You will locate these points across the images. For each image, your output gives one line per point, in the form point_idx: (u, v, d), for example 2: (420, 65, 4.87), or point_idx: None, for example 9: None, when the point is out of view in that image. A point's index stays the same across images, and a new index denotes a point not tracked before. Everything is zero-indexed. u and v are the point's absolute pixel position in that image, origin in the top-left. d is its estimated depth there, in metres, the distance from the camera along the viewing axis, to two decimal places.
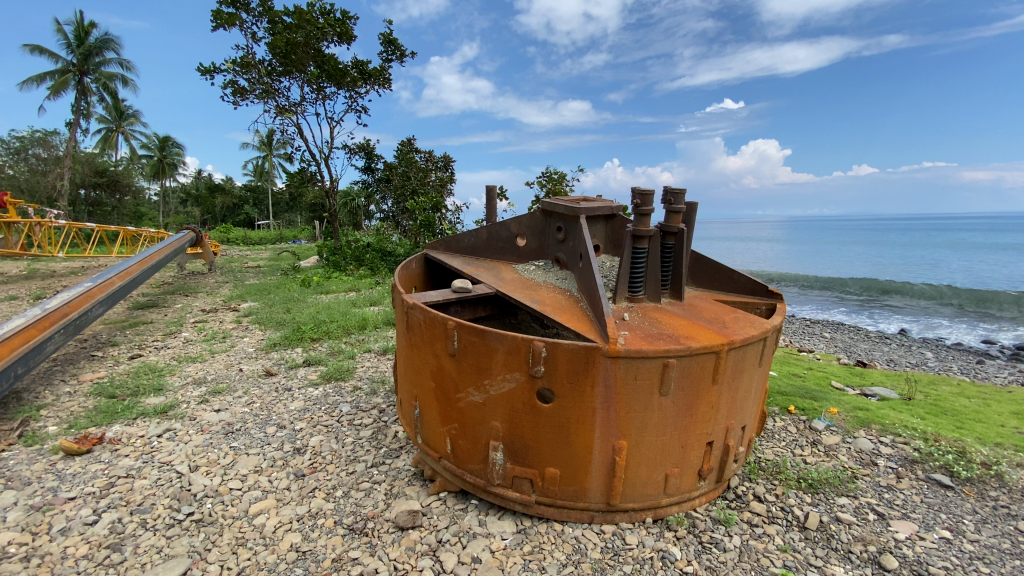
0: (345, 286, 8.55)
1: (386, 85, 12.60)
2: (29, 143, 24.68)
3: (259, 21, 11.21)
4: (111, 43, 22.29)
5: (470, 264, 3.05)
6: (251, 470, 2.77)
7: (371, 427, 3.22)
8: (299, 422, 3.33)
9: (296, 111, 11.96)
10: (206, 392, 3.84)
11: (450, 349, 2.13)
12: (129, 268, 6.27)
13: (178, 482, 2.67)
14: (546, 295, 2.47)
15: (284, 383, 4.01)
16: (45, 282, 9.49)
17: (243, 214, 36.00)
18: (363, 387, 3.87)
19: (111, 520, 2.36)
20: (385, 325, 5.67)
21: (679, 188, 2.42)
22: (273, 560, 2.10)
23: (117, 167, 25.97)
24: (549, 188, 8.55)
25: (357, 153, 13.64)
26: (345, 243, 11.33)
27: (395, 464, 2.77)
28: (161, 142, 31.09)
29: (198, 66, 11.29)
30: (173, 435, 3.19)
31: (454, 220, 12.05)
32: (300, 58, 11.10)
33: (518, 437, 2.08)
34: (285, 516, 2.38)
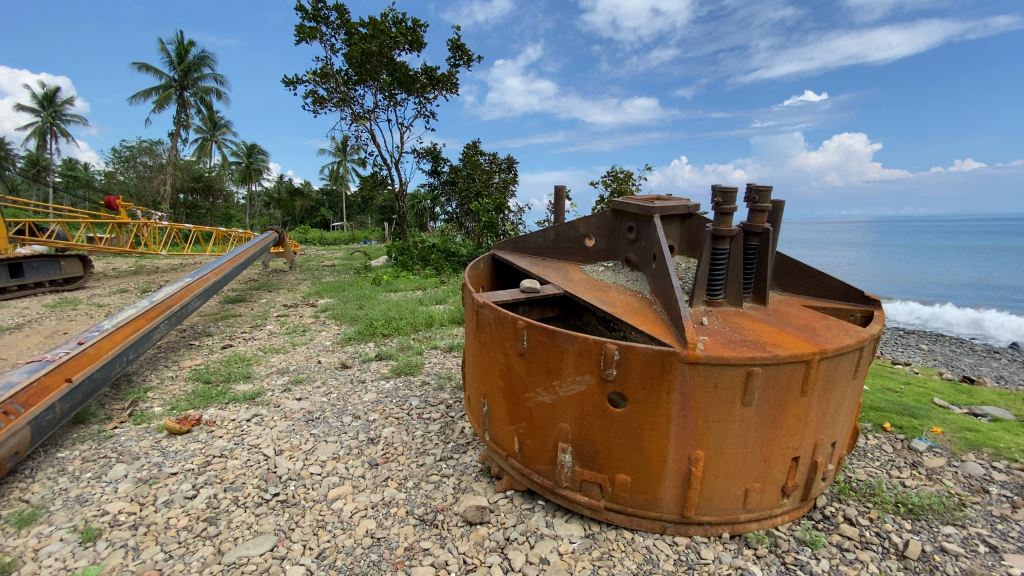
0: (412, 285, 8.84)
1: (453, 90, 12.93)
2: (139, 152, 27.69)
3: (337, 32, 11.84)
4: (207, 59, 24.47)
5: (537, 265, 3.04)
6: (330, 457, 2.93)
7: (439, 421, 3.30)
8: (372, 413, 3.48)
9: (369, 118, 12.55)
10: (288, 381, 4.11)
11: (519, 348, 2.14)
12: (222, 266, 6.83)
13: (264, 465, 2.86)
14: (617, 296, 2.42)
15: (358, 375, 4.21)
16: (151, 277, 10.57)
17: (320, 216, 38.33)
18: (430, 382, 3.99)
19: (207, 496, 2.58)
20: (451, 322, 5.80)
21: (765, 185, 2.28)
22: (349, 544, 2.20)
23: (211, 173, 28.48)
24: (614, 188, 8.40)
25: (425, 156, 14.09)
26: (412, 243, 11.75)
27: (462, 459, 2.82)
28: (248, 150, 33.77)
29: (284, 78, 12.15)
30: (260, 420, 3.44)
31: (517, 220, 12.17)
32: (374, 66, 11.63)
33: (588, 441, 2.05)
34: (361, 502, 2.49)
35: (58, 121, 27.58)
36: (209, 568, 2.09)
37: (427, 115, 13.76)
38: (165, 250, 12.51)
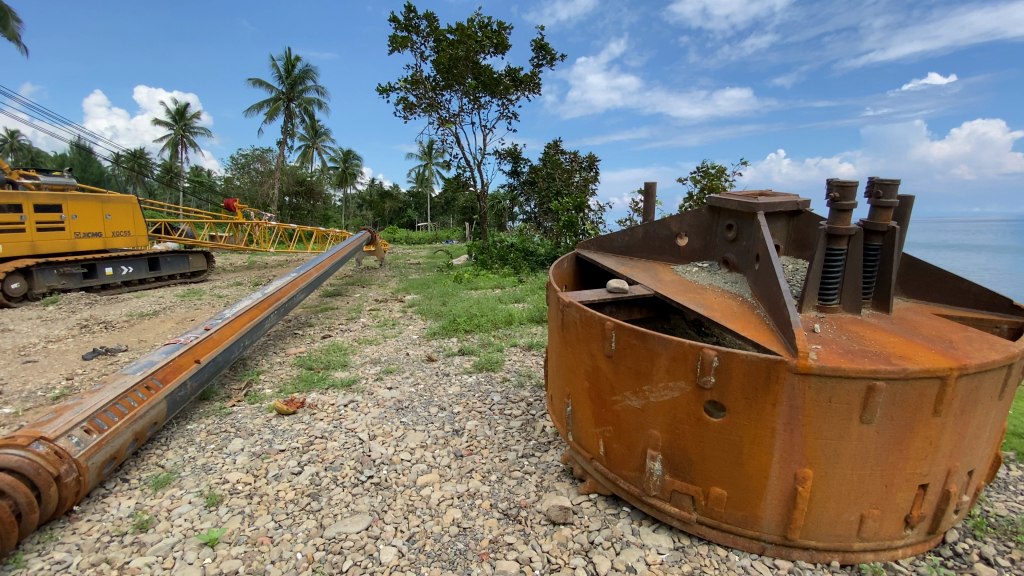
0: (491, 283, 9.03)
1: (536, 90, 13.02)
2: (252, 159, 30.84)
3: (426, 40, 12.37)
4: (310, 73, 26.65)
5: (624, 264, 2.97)
6: (418, 445, 3.06)
7: (520, 418, 3.33)
8: (456, 405, 3.58)
9: (455, 121, 13.00)
10: (380, 371, 4.37)
11: (607, 350, 2.08)
12: (323, 262, 7.43)
13: (359, 448, 3.06)
14: (714, 298, 2.30)
15: (443, 368, 4.37)
16: (262, 273, 11.70)
17: (406, 217, 40.33)
18: (511, 378, 4.04)
19: (310, 473, 2.81)
20: (530, 320, 5.83)
21: (891, 179, 2.06)
22: (437, 531, 2.28)
23: (312, 177, 30.99)
24: (705, 184, 7.98)
25: (506, 157, 14.32)
26: (492, 243, 12.00)
27: (544, 458, 2.83)
28: (344, 155, 36.33)
29: (379, 87, 12.94)
30: (356, 405, 3.69)
31: (597, 219, 11.99)
32: (460, 71, 12.02)
33: (680, 450, 1.95)
34: (448, 491, 2.58)
35: (189, 134, 31.45)
36: (312, 540, 2.27)
37: (509, 117, 13.99)
38: (273, 247, 13.80)
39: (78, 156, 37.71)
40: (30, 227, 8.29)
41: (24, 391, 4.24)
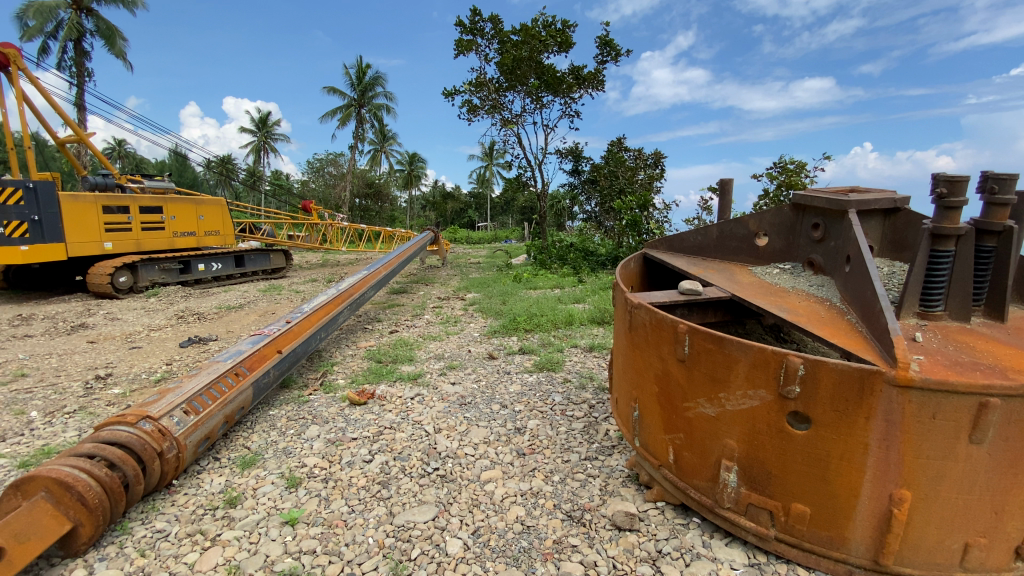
0: (551, 283, 9.00)
1: (599, 87, 12.84)
2: (326, 163, 32.69)
3: (491, 43, 12.55)
4: (379, 79, 27.84)
5: (697, 264, 2.87)
6: (482, 441, 3.11)
7: (583, 420, 3.29)
8: (518, 404, 3.61)
9: (517, 122, 13.09)
10: (444, 366, 4.49)
11: (679, 354, 2.00)
12: (390, 261, 7.75)
13: (425, 440, 3.15)
14: (798, 302, 2.16)
15: (504, 366, 4.42)
16: (333, 270, 12.37)
17: (466, 217, 41.12)
18: (572, 379, 4.01)
19: (380, 461, 2.93)
20: (591, 321, 5.77)
21: (1010, 172, 1.85)
22: (501, 527, 2.31)
23: (379, 179, 32.36)
24: (782, 181, 7.51)
25: (567, 156, 14.23)
26: (552, 243, 11.97)
27: (608, 461, 2.78)
28: (410, 158, 37.65)
29: (445, 91, 13.30)
30: (421, 398, 3.81)
31: (661, 218, 11.64)
32: (523, 72, 12.08)
33: (758, 462, 1.85)
34: (511, 488, 2.60)
35: (270, 140, 33.84)
36: (383, 527, 2.36)
37: (571, 116, 13.89)
38: (344, 246, 14.55)
39: (176, 163, 41.67)
40: (137, 227, 9.25)
41: (131, 374, 4.75)
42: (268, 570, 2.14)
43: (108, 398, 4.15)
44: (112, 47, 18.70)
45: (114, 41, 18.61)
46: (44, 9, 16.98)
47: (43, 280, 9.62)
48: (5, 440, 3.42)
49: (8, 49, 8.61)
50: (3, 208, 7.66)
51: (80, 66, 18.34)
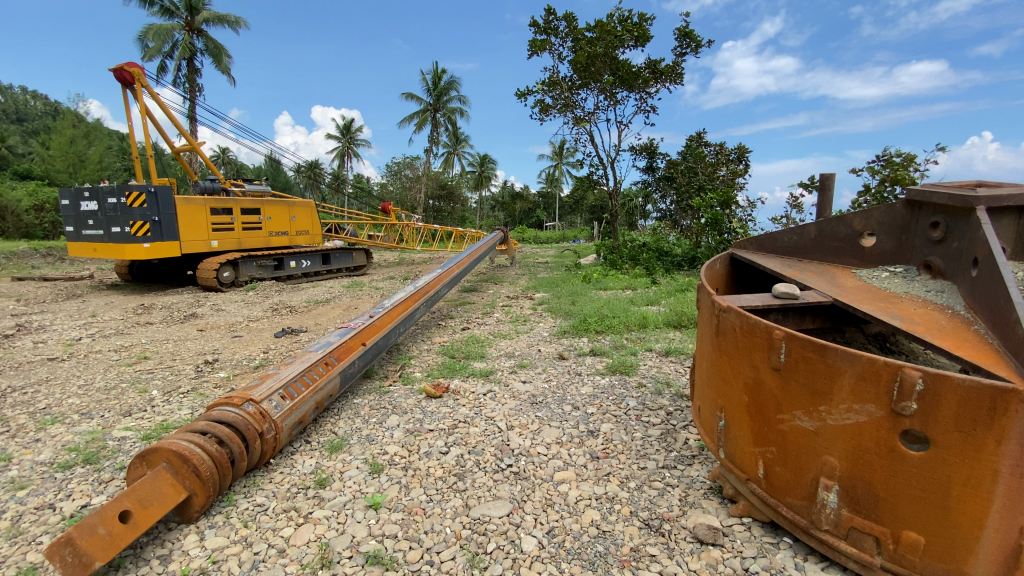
0: (622, 284, 8.80)
1: (677, 81, 12.37)
2: (402, 167, 34.19)
3: (565, 41, 12.49)
4: (454, 82, 28.64)
5: (792, 266, 2.67)
6: (554, 441, 3.10)
7: (659, 427, 3.18)
8: (590, 406, 3.56)
9: (590, 119, 12.93)
10: (515, 365, 4.52)
11: (775, 362, 1.87)
12: (462, 260, 7.96)
13: (498, 436, 3.20)
14: (913, 309, 1.95)
15: (575, 367, 4.37)
16: (408, 268, 12.88)
17: (535, 217, 41.27)
18: (647, 384, 3.89)
19: (456, 454, 3.01)
20: (666, 324, 5.57)
21: None
22: (576, 529, 2.29)
23: (452, 181, 33.30)
24: (886, 175, 6.82)
25: (642, 153, 13.84)
26: (623, 243, 11.68)
27: (688, 471, 2.67)
28: (481, 160, 38.42)
29: (518, 91, 13.42)
30: (493, 395, 3.87)
31: (744, 216, 10.99)
32: (597, 68, 11.90)
33: (863, 483, 1.69)
34: (585, 491, 2.56)
35: (353, 145, 35.90)
36: (459, 518, 2.42)
37: (646, 111, 13.49)
38: (418, 245, 15.11)
39: (271, 168, 45.40)
40: (239, 226, 10.18)
41: (233, 360, 5.23)
42: (354, 550, 2.26)
43: (215, 381, 4.60)
44: (219, 64, 20.72)
45: (220, 59, 20.59)
46: (163, 32, 19.08)
47: (161, 274, 10.84)
48: (132, 414, 3.89)
49: (134, 69, 9.79)
50: (131, 210, 8.70)
51: (192, 82, 20.51)
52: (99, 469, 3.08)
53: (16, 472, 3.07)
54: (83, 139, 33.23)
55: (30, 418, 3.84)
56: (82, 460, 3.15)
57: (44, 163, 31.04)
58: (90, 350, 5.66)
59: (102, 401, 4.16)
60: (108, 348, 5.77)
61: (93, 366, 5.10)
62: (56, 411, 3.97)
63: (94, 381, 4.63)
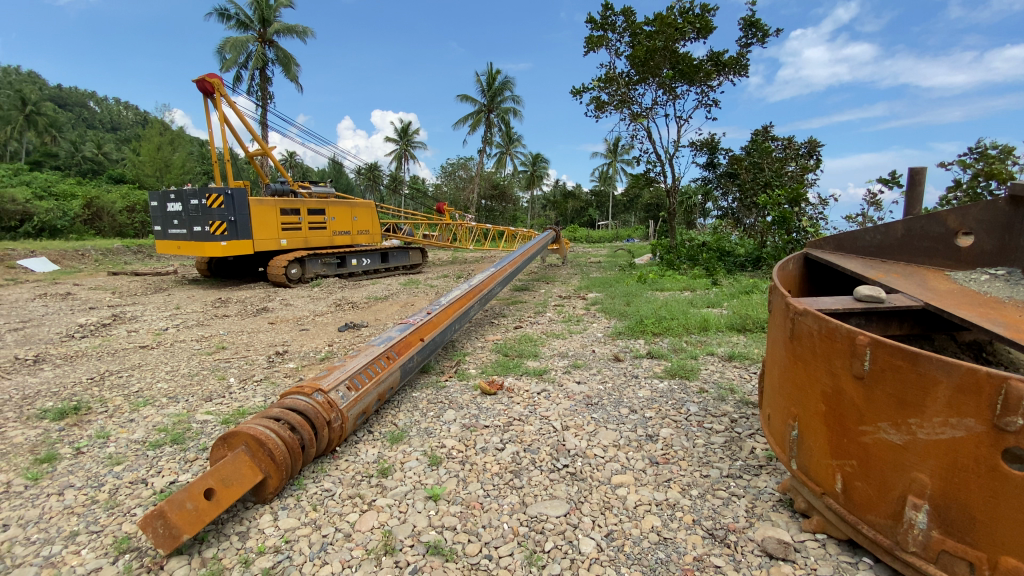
0: (680, 285, 8.52)
1: (742, 73, 11.84)
2: (457, 168, 34.82)
3: (622, 36, 12.27)
4: (509, 83, 28.85)
5: (875, 267, 2.50)
6: (611, 443, 3.05)
7: (723, 435, 3.06)
8: (648, 410, 3.47)
9: (647, 115, 12.63)
10: (569, 365, 4.50)
11: (857, 370, 1.75)
12: (514, 259, 8.01)
13: (554, 436, 3.19)
14: (1018, 316, 1.77)
15: (632, 369, 4.29)
16: (462, 267, 13.09)
17: (588, 215, 40.81)
18: (709, 390, 3.75)
19: (512, 451, 3.04)
20: (729, 327, 5.34)
21: None
22: (636, 534, 2.24)
23: (504, 180, 33.55)
24: (980, 169, 6.22)
25: (702, 149, 13.36)
26: (681, 243, 11.32)
27: (754, 482, 2.55)
28: (534, 159, 38.45)
29: (574, 89, 13.32)
30: (548, 394, 3.87)
31: (815, 215, 10.34)
32: (656, 63, 11.59)
33: (958, 504, 1.55)
34: (645, 496, 2.51)
35: (409, 147, 36.97)
36: (517, 515, 2.44)
37: (707, 106, 13.01)
38: (471, 245, 15.32)
39: (333, 171, 47.61)
40: (305, 226, 10.74)
41: (301, 352, 5.53)
42: (415, 539, 2.33)
43: (285, 371, 4.89)
44: (288, 73, 21.96)
45: (289, 67, 21.78)
46: (238, 44, 20.42)
47: (235, 270, 11.63)
48: (212, 400, 4.20)
49: (214, 79, 10.56)
50: (211, 211, 9.34)
51: (264, 90, 21.85)
52: (185, 449, 3.35)
53: (114, 448, 3.39)
54: (168, 146, 36.15)
55: (126, 400, 4.23)
56: (170, 440, 3.43)
57: (135, 168, 34.06)
58: (176, 339, 6.17)
59: (186, 387, 4.52)
60: (191, 337, 6.25)
61: (178, 353, 5.54)
62: (148, 394, 4.35)
63: (179, 368, 5.05)
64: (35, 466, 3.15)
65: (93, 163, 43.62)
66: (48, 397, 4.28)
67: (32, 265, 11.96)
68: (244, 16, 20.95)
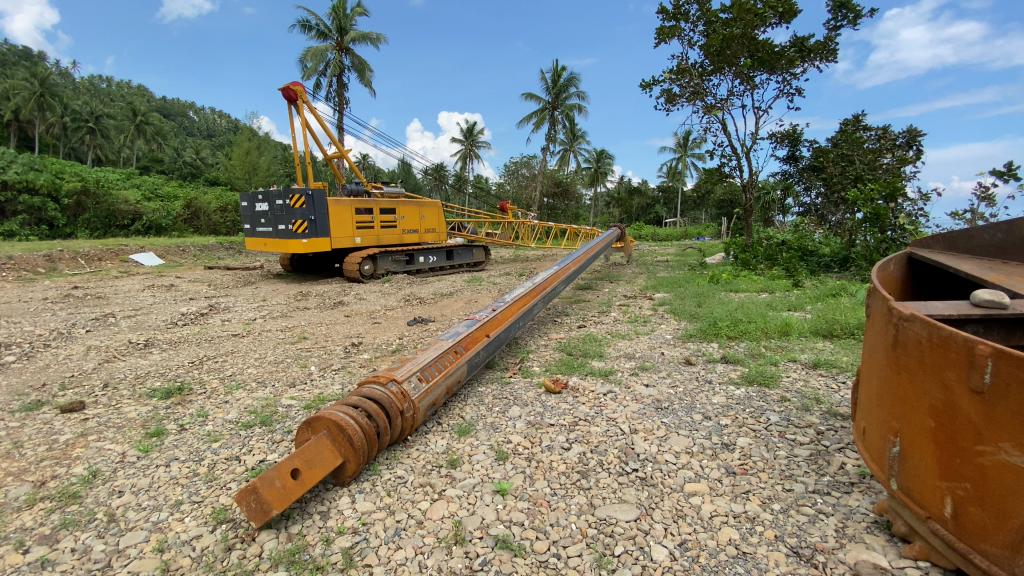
0: (757, 286, 8.04)
1: (830, 58, 10.98)
2: (520, 166, 35.00)
3: (696, 25, 11.77)
4: (574, 79, 28.53)
5: (995, 267, 2.26)
6: (684, 450, 2.94)
7: (808, 447, 2.86)
8: (723, 417, 3.31)
9: (722, 107, 12.03)
10: (636, 366, 4.39)
11: (975, 383, 1.56)
12: (579, 257, 7.95)
13: (622, 438, 3.13)
14: None
15: (705, 374, 4.11)
16: (525, 265, 13.14)
17: (654, 213, 39.59)
18: (792, 399, 3.51)
19: (578, 451, 3.01)
20: (813, 333, 4.98)
21: None
22: (712, 546, 2.15)
23: (568, 177, 33.29)
24: None
25: (783, 141, 12.53)
26: (757, 241, 10.70)
27: (845, 500, 2.37)
28: (598, 155, 37.82)
29: (643, 82, 12.96)
30: (614, 396, 3.79)
31: (914, 211, 9.38)
32: (733, 52, 11.01)
33: None
34: (721, 507, 2.40)
35: (474, 147, 37.63)
36: (585, 516, 2.42)
37: (790, 95, 12.19)
38: (534, 243, 15.36)
39: (402, 171, 49.46)
40: (377, 224, 11.25)
41: (374, 344, 5.80)
42: (484, 532, 2.37)
43: (360, 361, 5.16)
44: (362, 78, 23.05)
45: (363, 73, 22.85)
46: (319, 53, 21.71)
47: (314, 266, 12.40)
48: (296, 386, 4.51)
49: (297, 87, 11.30)
50: (293, 211, 10.02)
51: (341, 95, 23.08)
52: (272, 430, 3.62)
53: (212, 427, 3.73)
54: (256, 150, 39.18)
55: (221, 383, 4.64)
56: (260, 422, 3.72)
57: (228, 171, 37.18)
58: (264, 329, 6.69)
59: (273, 373, 4.89)
60: (276, 327, 6.75)
61: (265, 342, 6.00)
62: (240, 378, 4.75)
63: (266, 355, 5.46)
64: (146, 439, 3.54)
65: (193, 168, 48.16)
66: (156, 377, 4.79)
67: (143, 259, 13.40)
68: (324, 26, 22.21)
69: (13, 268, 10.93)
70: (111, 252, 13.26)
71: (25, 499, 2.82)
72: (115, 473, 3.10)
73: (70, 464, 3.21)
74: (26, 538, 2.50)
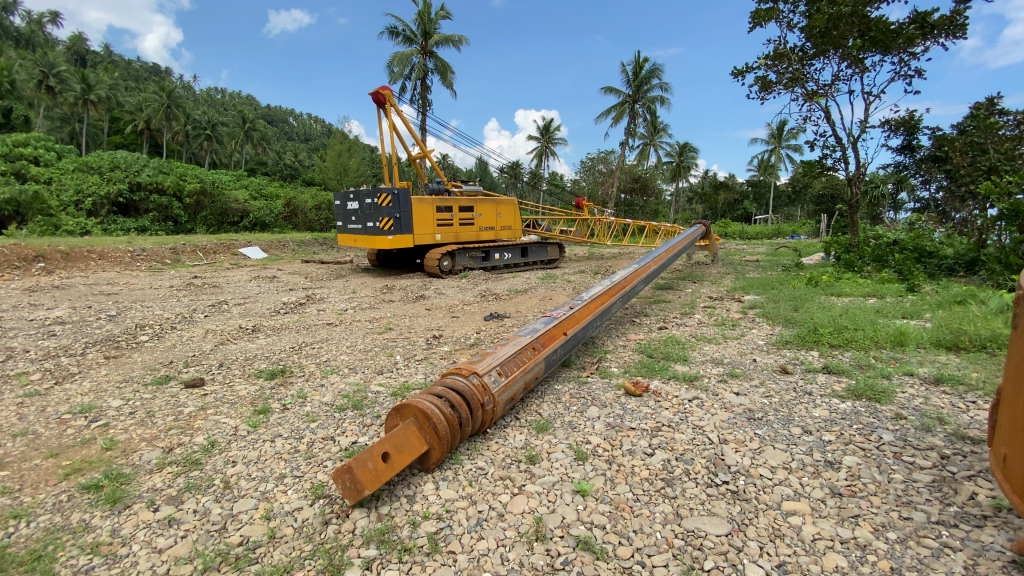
0: (863, 290, 7.30)
1: (960, 33, 9.67)
2: (598, 162, 34.44)
3: (797, 5, 10.86)
4: (656, 70, 27.48)
5: None
6: (781, 465, 2.75)
7: (930, 473, 2.55)
8: (826, 433, 3.04)
9: (825, 93, 11.01)
10: (725, 373, 4.15)
11: None
12: (659, 255, 7.69)
13: (710, 448, 2.98)
14: None
15: (803, 385, 3.79)
16: (602, 264, 12.91)
17: (742, 209, 37.26)
18: (909, 417, 3.15)
19: (662, 458, 2.91)
20: (933, 345, 4.43)
21: None
22: (815, 571, 1.99)
23: (648, 173, 32.23)
24: None
25: (898, 128, 11.25)
26: (863, 240, 9.71)
27: (978, 536, 2.08)
28: (681, 149, 36.19)
29: (734, 70, 12.22)
30: (701, 403, 3.62)
31: None
32: (841, 32, 10.04)
33: None
34: (824, 530, 2.22)
35: (551, 144, 37.54)
36: (671, 525, 2.33)
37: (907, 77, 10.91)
38: (610, 241, 15.01)
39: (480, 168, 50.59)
40: (456, 222, 11.60)
41: (453, 337, 5.99)
42: (565, 531, 2.37)
43: (440, 353, 5.36)
44: (444, 79, 23.80)
45: (446, 75, 23.57)
46: (405, 57, 22.74)
47: (398, 261, 13.03)
48: (383, 374, 4.78)
49: (385, 92, 11.91)
50: (381, 209, 10.60)
51: (424, 97, 23.99)
52: (363, 414, 3.86)
53: (310, 408, 4.05)
54: (346, 152, 41.98)
55: (318, 367, 5.04)
56: (352, 406, 3.99)
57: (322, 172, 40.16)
58: (354, 319, 7.16)
59: (363, 360, 5.22)
60: (364, 318, 7.21)
61: (355, 331, 6.43)
62: (333, 364, 5.12)
63: (357, 344, 5.85)
64: (254, 415, 3.92)
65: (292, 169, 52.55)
66: (263, 360, 5.28)
67: (250, 253, 14.83)
68: (410, 31, 23.13)
69: (147, 259, 12.56)
70: (224, 246, 14.82)
71: (157, 462, 3.24)
72: (229, 445, 3.47)
73: (193, 433, 3.64)
74: (157, 497, 2.87)
